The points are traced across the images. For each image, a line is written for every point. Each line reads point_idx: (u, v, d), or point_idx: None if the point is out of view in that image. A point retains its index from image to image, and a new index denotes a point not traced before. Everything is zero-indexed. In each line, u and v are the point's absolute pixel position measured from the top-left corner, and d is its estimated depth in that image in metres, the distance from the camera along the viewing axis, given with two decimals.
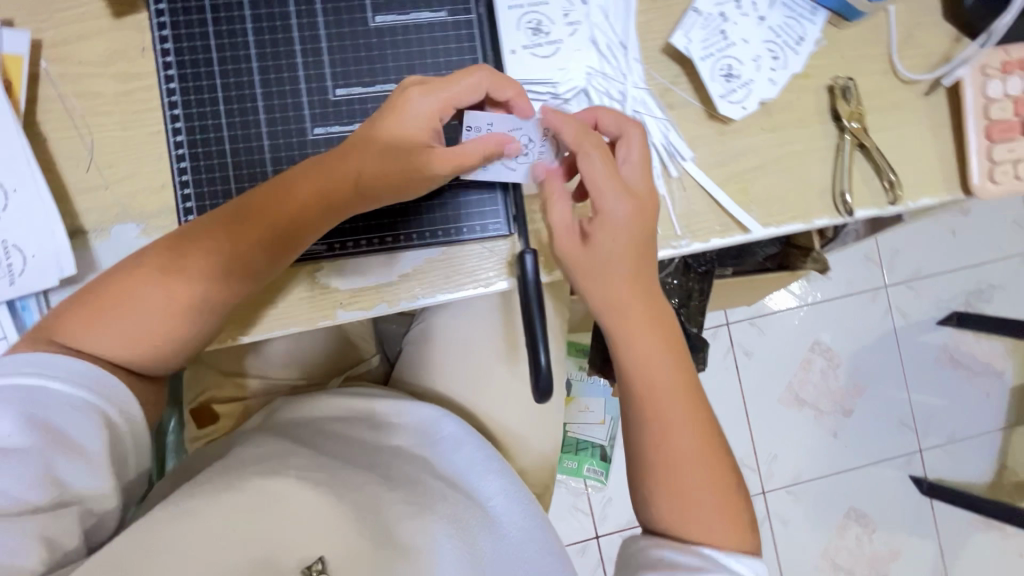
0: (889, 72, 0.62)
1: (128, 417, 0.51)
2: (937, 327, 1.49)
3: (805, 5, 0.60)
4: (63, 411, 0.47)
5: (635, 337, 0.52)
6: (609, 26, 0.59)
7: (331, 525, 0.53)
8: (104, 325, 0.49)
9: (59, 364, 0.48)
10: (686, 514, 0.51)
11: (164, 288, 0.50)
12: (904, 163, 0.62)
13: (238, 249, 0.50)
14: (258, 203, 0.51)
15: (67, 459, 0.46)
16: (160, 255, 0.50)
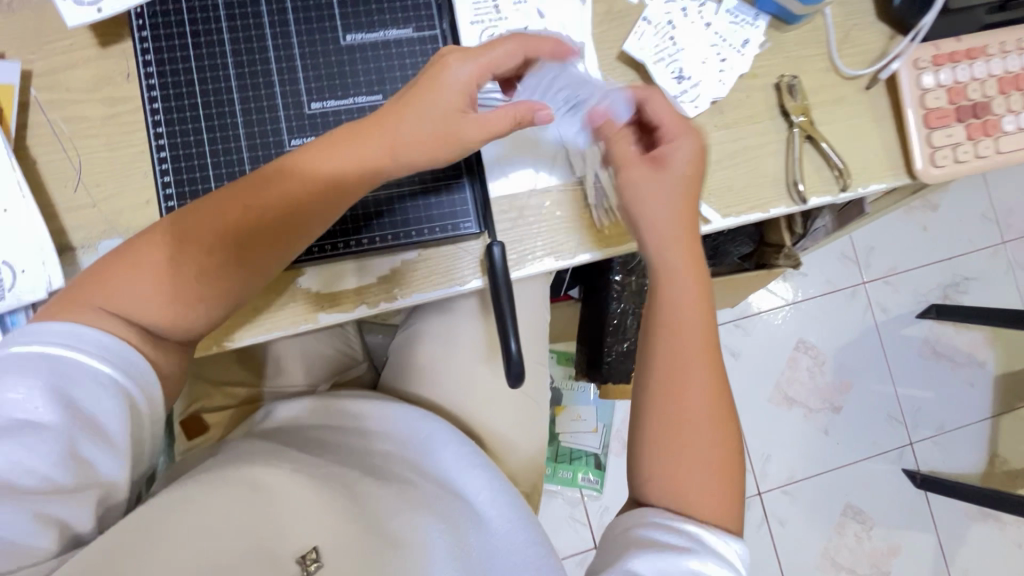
0: (831, 70, 0.66)
1: (150, 400, 0.50)
2: (917, 320, 1.52)
3: (747, 11, 0.65)
4: (90, 388, 0.46)
5: (682, 281, 0.55)
6: (567, 37, 0.63)
7: (323, 522, 0.54)
8: (137, 287, 0.50)
9: (85, 334, 0.47)
10: (685, 473, 0.52)
11: (201, 251, 0.50)
12: (852, 153, 0.66)
13: (275, 215, 0.51)
14: (295, 172, 0.52)
15: (89, 439, 0.46)
16: (198, 218, 0.51)
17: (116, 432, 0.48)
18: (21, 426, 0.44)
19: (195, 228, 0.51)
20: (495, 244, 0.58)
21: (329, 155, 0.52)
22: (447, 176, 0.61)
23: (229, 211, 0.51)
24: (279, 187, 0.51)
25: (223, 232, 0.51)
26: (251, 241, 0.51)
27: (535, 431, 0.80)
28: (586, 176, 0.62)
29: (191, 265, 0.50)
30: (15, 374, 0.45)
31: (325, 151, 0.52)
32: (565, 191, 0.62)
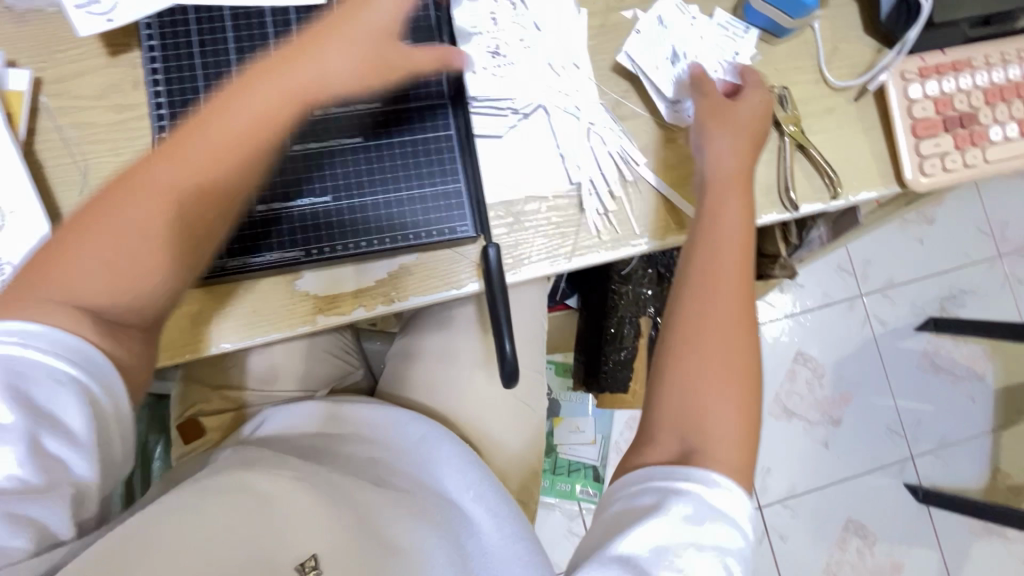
0: (820, 82, 0.68)
1: (117, 403, 0.46)
2: (915, 332, 1.53)
3: (738, 25, 0.67)
4: (47, 387, 0.42)
5: (727, 210, 0.58)
6: (563, 48, 0.65)
7: (320, 528, 0.53)
8: (82, 264, 0.45)
9: (35, 329, 0.43)
10: (704, 400, 0.52)
11: (147, 208, 0.46)
12: (843, 162, 0.68)
13: (213, 158, 0.48)
14: (226, 110, 0.49)
15: (51, 442, 0.43)
16: (134, 179, 0.47)
17: (81, 435, 0.44)
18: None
19: (130, 190, 0.47)
20: (490, 247, 0.58)
21: (262, 89, 0.49)
22: (445, 180, 0.59)
23: (167, 168, 0.48)
24: (212, 130, 0.48)
25: (165, 186, 0.47)
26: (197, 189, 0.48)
27: (531, 437, 0.81)
28: (581, 183, 0.64)
29: (140, 224, 0.46)
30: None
31: (254, 86, 0.49)
32: (560, 198, 0.64)
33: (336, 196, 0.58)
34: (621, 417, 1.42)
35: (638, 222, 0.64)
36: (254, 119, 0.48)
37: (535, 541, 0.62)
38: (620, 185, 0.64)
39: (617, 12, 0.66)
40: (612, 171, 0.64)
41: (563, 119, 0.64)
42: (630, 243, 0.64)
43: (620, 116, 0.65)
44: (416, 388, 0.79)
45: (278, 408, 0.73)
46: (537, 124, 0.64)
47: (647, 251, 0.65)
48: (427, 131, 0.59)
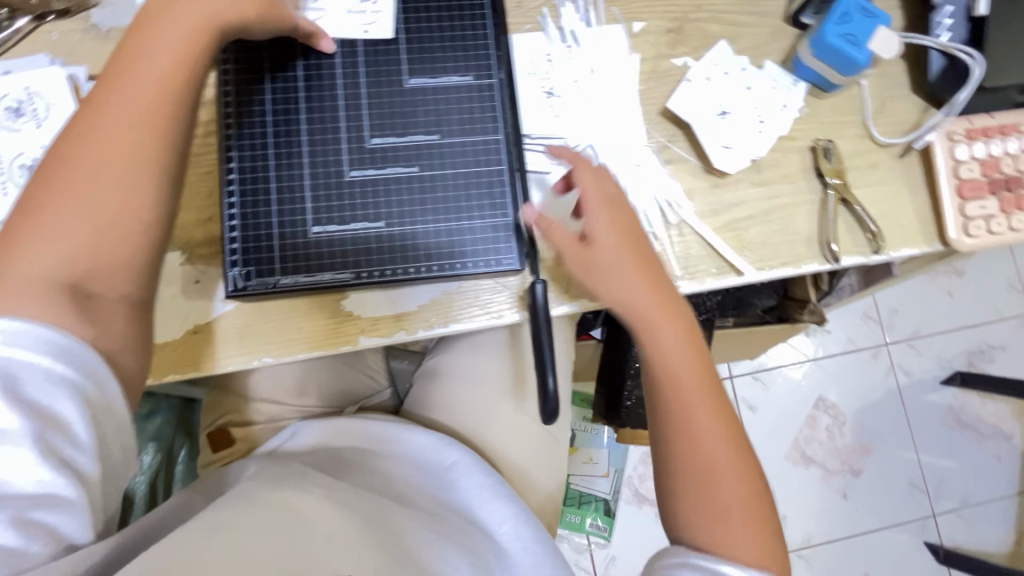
0: (866, 136, 0.69)
1: (111, 406, 0.44)
2: (941, 386, 1.50)
3: (787, 78, 0.68)
4: (42, 389, 0.41)
5: (660, 327, 0.56)
6: (615, 92, 0.67)
7: (355, 546, 0.53)
8: (31, 246, 0.43)
9: (24, 325, 0.41)
10: (715, 509, 0.54)
11: (90, 161, 0.45)
12: (885, 218, 0.68)
13: (139, 98, 0.46)
14: (136, 47, 0.47)
15: (60, 443, 0.41)
16: (64, 146, 0.45)
17: (79, 437, 0.42)
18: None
19: (69, 150, 0.45)
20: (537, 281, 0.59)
21: (166, 22, 0.47)
22: (497, 214, 0.61)
23: (98, 119, 0.45)
24: (132, 72, 0.46)
25: (101, 138, 0.45)
26: (132, 129, 0.46)
27: (555, 469, 0.80)
28: None
29: (91, 182, 0.45)
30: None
31: (155, 22, 0.48)
32: None
33: (389, 222, 0.59)
34: (635, 451, 1.40)
35: (679, 264, 0.65)
36: (172, 50, 0.47)
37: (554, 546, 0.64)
38: (663, 227, 0.65)
39: (669, 59, 0.69)
40: (655, 213, 0.65)
41: (610, 160, 0.66)
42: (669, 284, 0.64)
43: (666, 159, 0.67)
44: (443, 412, 0.80)
45: (308, 421, 0.74)
46: (585, 162, 0.66)
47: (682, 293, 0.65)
48: (483, 167, 0.61)
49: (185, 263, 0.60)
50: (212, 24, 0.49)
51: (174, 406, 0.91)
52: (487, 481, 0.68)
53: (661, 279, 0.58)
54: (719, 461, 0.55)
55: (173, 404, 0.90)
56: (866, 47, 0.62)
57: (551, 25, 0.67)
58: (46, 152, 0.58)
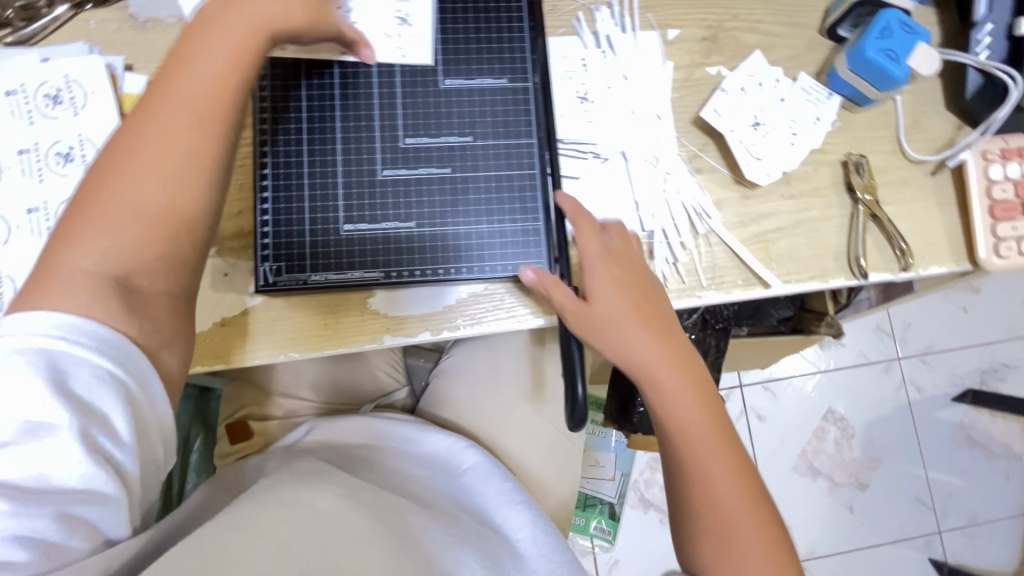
0: (898, 152, 0.69)
1: (151, 398, 0.44)
2: (952, 403, 1.49)
3: (821, 91, 0.68)
4: (88, 383, 0.40)
5: (662, 383, 0.55)
6: (648, 99, 0.67)
7: (372, 547, 0.53)
8: (78, 247, 0.43)
9: (73, 320, 0.41)
10: (729, 564, 0.53)
11: (139, 163, 0.45)
12: (915, 235, 0.67)
13: (190, 101, 0.46)
14: (190, 49, 0.46)
15: (100, 438, 0.41)
16: (121, 146, 0.46)
17: (123, 433, 0.42)
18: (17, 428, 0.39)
19: (120, 149, 0.45)
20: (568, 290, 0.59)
21: (223, 24, 0.47)
22: (528, 218, 0.61)
23: (149, 121, 0.45)
24: (185, 76, 0.46)
25: (153, 138, 0.45)
26: (181, 137, 0.45)
27: (569, 473, 0.80)
28: (653, 231, 0.65)
29: (143, 182, 0.45)
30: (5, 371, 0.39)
31: (212, 24, 0.47)
32: None
33: (420, 223, 0.60)
34: (643, 456, 1.40)
35: (706, 274, 0.65)
36: (225, 54, 0.47)
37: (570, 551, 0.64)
38: (691, 236, 0.65)
39: (703, 67, 0.68)
40: (683, 222, 0.65)
41: (640, 167, 0.66)
42: (695, 293, 0.64)
43: (696, 168, 0.66)
44: (460, 412, 0.80)
45: (326, 417, 0.75)
46: (615, 168, 0.66)
47: (709, 303, 0.65)
48: (514, 171, 0.62)
49: (214, 254, 0.60)
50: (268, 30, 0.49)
51: (192, 395, 0.91)
52: (505, 487, 0.69)
53: (667, 331, 0.57)
54: (731, 508, 0.54)
55: (191, 394, 0.91)
56: (906, 63, 0.61)
57: (586, 30, 0.67)
58: (83, 140, 0.58)
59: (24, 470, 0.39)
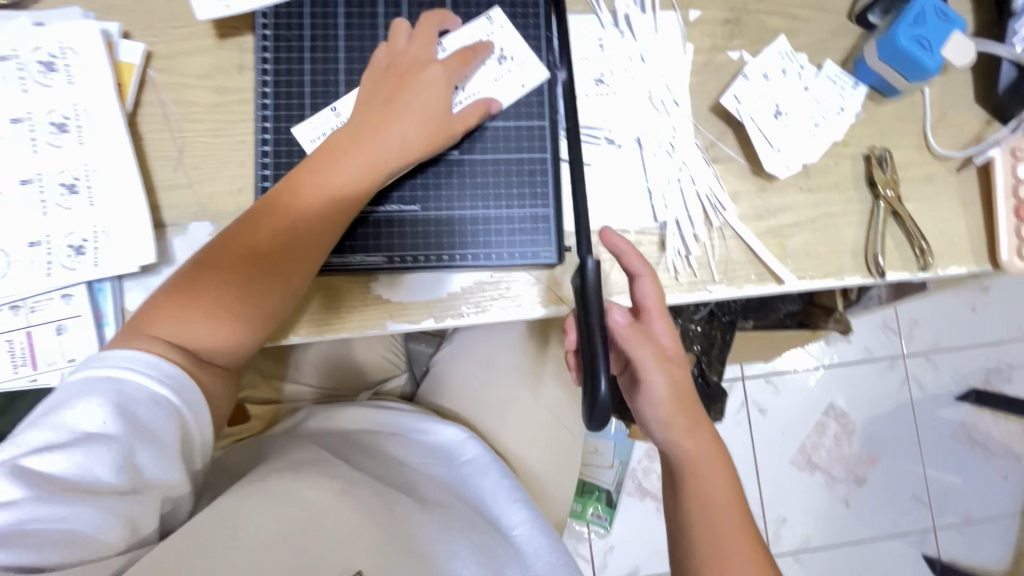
0: (923, 146, 0.66)
1: (197, 419, 0.54)
2: (955, 402, 1.47)
3: (847, 80, 0.65)
4: (148, 406, 0.50)
5: (706, 465, 0.56)
6: (666, 83, 0.64)
7: (369, 540, 0.55)
8: (185, 311, 0.53)
9: (150, 360, 0.51)
10: None
11: (244, 262, 0.54)
12: (935, 233, 0.65)
13: (294, 223, 0.54)
14: (317, 179, 0.55)
15: (147, 449, 0.49)
16: (237, 231, 0.55)
17: (168, 444, 0.51)
18: (81, 439, 0.47)
19: (230, 239, 0.54)
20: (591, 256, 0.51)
21: (350, 161, 0.55)
22: (537, 205, 0.60)
23: (260, 225, 0.54)
24: (300, 199, 0.55)
25: (253, 243, 0.54)
26: (281, 247, 0.54)
27: (569, 465, 0.79)
28: (666, 222, 0.62)
29: (235, 270, 0.54)
30: (84, 395, 0.49)
31: (343, 156, 0.55)
32: (643, 234, 0.63)
33: (425, 206, 0.60)
34: (641, 444, 1.40)
35: (718, 267, 0.63)
36: (335, 188, 0.55)
37: (564, 548, 0.67)
38: (704, 228, 0.63)
39: (724, 51, 0.65)
40: (698, 213, 0.63)
41: (654, 155, 0.63)
42: (707, 287, 0.62)
43: (712, 157, 0.64)
44: (462, 399, 0.79)
45: (326, 407, 0.76)
46: (629, 155, 0.64)
47: (723, 297, 0.63)
48: (523, 155, 0.61)
49: (214, 233, 0.59)
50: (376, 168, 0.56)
51: None
52: (502, 481, 0.69)
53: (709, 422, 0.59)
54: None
55: None
56: (939, 53, 0.58)
57: (604, 8, 0.64)
58: (79, 111, 0.56)
59: (80, 473, 0.47)
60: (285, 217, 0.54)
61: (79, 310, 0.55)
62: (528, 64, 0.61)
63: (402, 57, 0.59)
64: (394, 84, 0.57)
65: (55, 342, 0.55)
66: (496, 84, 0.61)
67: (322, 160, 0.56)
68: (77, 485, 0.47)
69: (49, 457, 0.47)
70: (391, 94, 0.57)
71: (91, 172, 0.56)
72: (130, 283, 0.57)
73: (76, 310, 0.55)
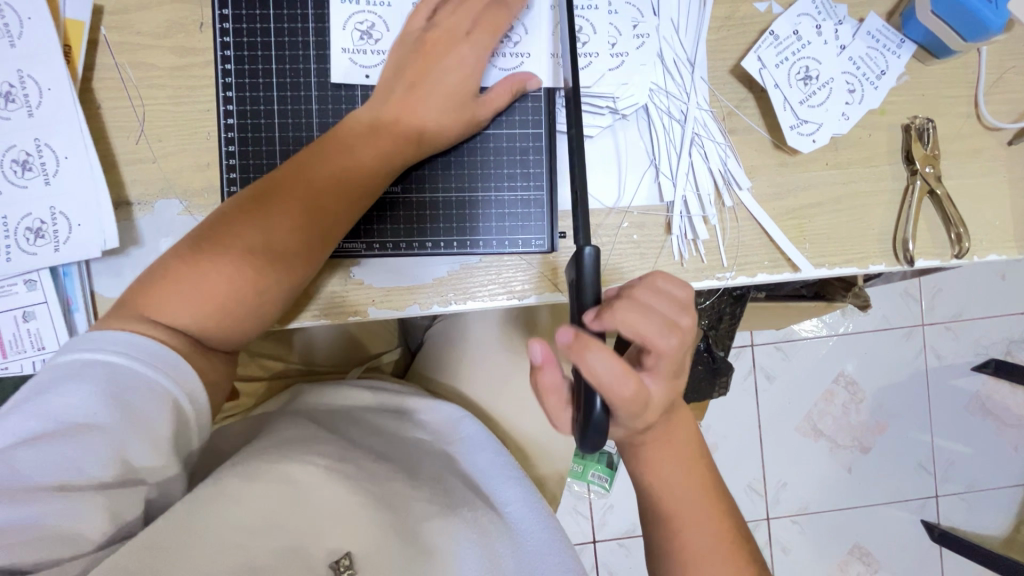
0: (973, 116, 0.58)
1: (197, 406, 0.48)
2: (972, 372, 1.41)
3: (892, 37, 0.57)
4: (139, 391, 0.44)
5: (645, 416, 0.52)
6: (679, 42, 0.57)
7: (359, 519, 0.52)
8: (184, 295, 0.48)
9: (145, 343, 0.45)
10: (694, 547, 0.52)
11: (254, 244, 0.49)
12: (975, 214, 0.58)
13: (310, 205, 0.50)
14: (333, 155, 0.50)
15: (137, 439, 0.43)
16: (244, 210, 0.49)
17: (160, 432, 0.44)
18: (64, 428, 0.42)
19: (240, 218, 0.49)
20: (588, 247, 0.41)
21: (371, 139, 0.51)
22: (529, 186, 0.56)
23: (273, 204, 0.49)
24: (314, 181, 0.50)
25: (264, 224, 0.49)
26: (295, 232, 0.49)
27: (564, 444, 0.77)
28: (674, 202, 0.56)
29: (242, 254, 0.48)
30: (70, 381, 0.43)
31: (363, 136, 0.51)
32: (647, 214, 0.57)
33: (408, 187, 0.56)
34: None
35: (727, 254, 0.57)
36: (354, 172, 0.50)
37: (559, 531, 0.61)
38: (714, 209, 0.57)
39: (750, 3, 0.57)
40: (709, 192, 0.57)
41: (665, 126, 0.57)
42: (716, 275, 0.57)
43: (730, 128, 0.57)
44: (456, 378, 0.77)
45: (319, 382, 0.73)
46: (634, 127, 0.57)
47: (733, 285, 0.58)
48: (514, 129, 0.56)
49: (183, 212, 0.54)
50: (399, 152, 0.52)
51: None
52: (498, 458, 0.66)
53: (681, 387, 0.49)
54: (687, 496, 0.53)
55: None
56: (1004, 8, 0.51)
57: None
58: (24, 77, 0.51)
59: (61, 464, 0.41)
60: (298, 198, 0.50)
61: (45, 297, 0.53)
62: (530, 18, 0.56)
63: (432, 30, 0.53)
64: (422, 60, 0.52)
65: (22, 329, 0.53)
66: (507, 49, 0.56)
67: (341, 140, 0.51)
68: (59, 478, 0.41)
69: (31, 448, 0.41)
70: (418, 71, 0.52)
71: (42, 148, 0.52)
72: (96, 266, 0.54)
73: (42, 297, 0.53)
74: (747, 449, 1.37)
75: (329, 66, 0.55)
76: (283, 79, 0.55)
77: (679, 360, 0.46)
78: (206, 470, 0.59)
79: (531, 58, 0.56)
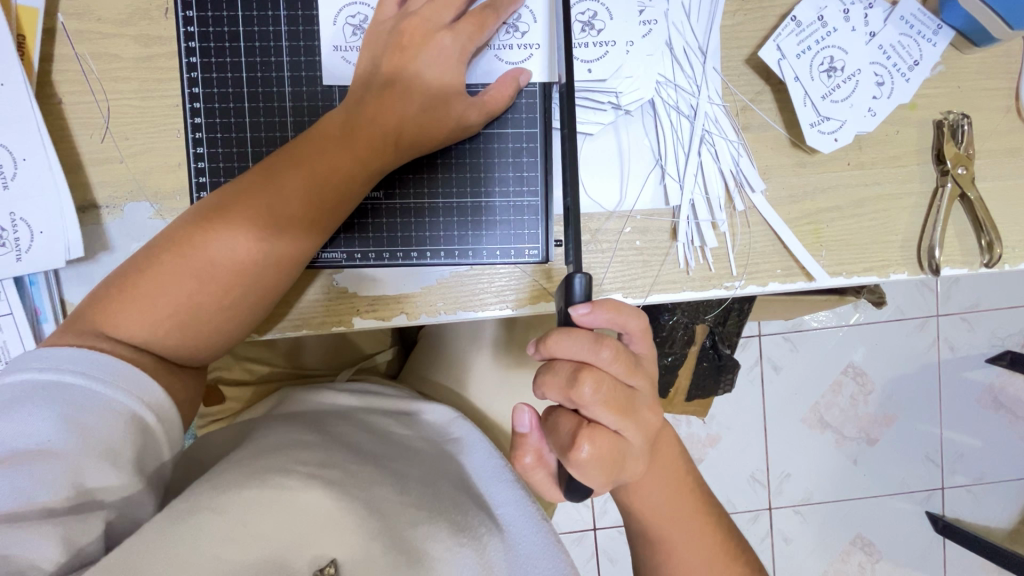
0: (1012, 110, 0.53)
1: (164, 418, 0.45)
2: (986, 365, 1.36)
3: (928, 22, 0.51)
4: (96, 411, 0.42)
5: None
6: (690, 27, 0.52)
7: (340, 527, 0.47)
8: (144, 307, 0.45)
9: (103, 361, 0.43)
10: (682, 563, 0.50)
11: (218, 255, 0.45)
12: (1011, 216, 0.53)
13: (278, 215, 0.46)
14: (302, 158, 0.46)
15: (95, 463, 0.41)
16: (208, 217, 0.46)
17: (125, 451, 0.42)
18: (18, 455, 0.39)
19: (203, 225, 0.46)
20: (580, 274, 0.40)
21: (345, 143, 0.47)
22: (522, 190, 0.53)
23: (238, 212, 0.46)
24: (283, 188, 0.46)
25: (226, 234, 0.45)
26: (262, 242, 0.46)
27: None
28: (681, 206, 0.52)
29: (206, 265, 0.45)
30: (23, 404, 0.40)
31: (337, 138, 0.47)
32: (650, 219, 0.53)
33: (391, 192, 0.52)
34: None
35: (737, 262, 0.53)
36: (327, 178, 0.46)
37: (554, 535, 0.57)
38: (724, 214, 0.53)
39: None
40: (718, 195, 0.53)
41: (672, 123, 0.52)
42: (724, 285, 0.53)
43: (743, 125, 0.52)
44: (450, 380, 0.74)
45: (307, 386, 0.71)
46: (636, 123, 0.53)
47: (742, 295, 0.54)
48: (506, 129, 0.52)
49: (154, 216, 0.51)
50: (376, 154, 0.47)
51: None
52: (488, 463, 0.63)
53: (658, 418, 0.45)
54: (673, 512, 0.50)
55: None
56: None
57: None
58: None
59: (14, 496, 0.38)
60: (265, 207, 0.46)
61: (14, 308, 0.51)
62: (533, 4, 0.51)
63: (409, 18, 0.48)
64: (399, 54, 0.48)
65: None
66: (501, 42, 0.51)
67: (313, 142, 0.47)
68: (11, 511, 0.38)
69: None
70: (396, 67, 0.48)
71: None
72: (64, 274, 0.51)
73: (11, 308, 0.51)
74: (752, 440, 1.35)
75: (319, 61, 0.51)
76: (255, 76, 0.51)
77: (629, 399, 0.41)
78: (187, 481, 0.57)
79: (537, 49, 0.51)
